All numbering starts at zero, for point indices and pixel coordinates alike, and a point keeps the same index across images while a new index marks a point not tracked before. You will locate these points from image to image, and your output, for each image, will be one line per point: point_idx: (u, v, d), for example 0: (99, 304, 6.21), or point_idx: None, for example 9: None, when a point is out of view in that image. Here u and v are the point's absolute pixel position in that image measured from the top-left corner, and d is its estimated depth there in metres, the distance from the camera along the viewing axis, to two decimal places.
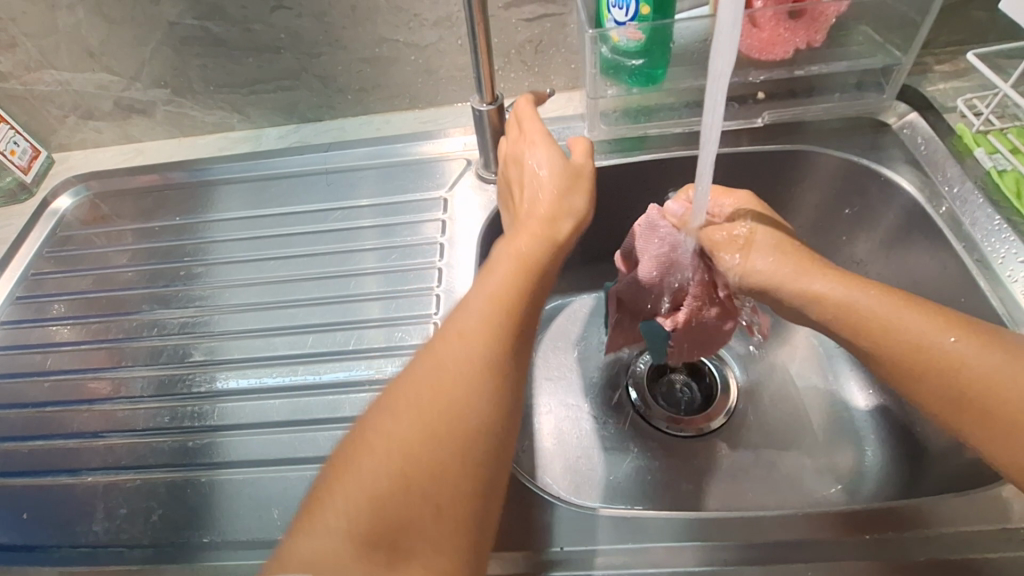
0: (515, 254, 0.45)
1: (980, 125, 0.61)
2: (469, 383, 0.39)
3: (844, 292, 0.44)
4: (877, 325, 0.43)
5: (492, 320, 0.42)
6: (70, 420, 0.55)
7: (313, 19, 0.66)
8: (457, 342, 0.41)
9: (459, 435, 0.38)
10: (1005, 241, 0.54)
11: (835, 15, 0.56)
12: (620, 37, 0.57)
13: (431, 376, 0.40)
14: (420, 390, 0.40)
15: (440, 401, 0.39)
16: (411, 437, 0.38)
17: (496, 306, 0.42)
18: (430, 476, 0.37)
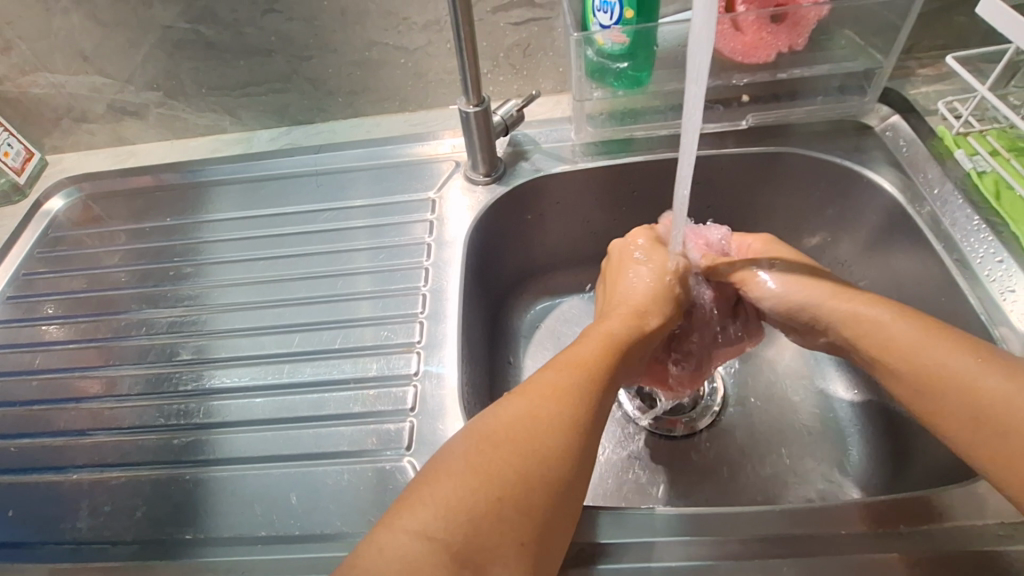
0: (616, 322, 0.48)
1: (960, 127, 0.61)
2: (564, 436, 0.40)
3: (875, 314, 0.46)
4: (900, 344, 0.44)
5: (599, 374, 0.43)
6: (57, 418, 0.56)
7: (303, 23, 0.67)
8: (568, 386, 0.42)
9: (555, 473, 0.38)
10: (983, 241, 0.55)
11: (816, 19, 0.57)
12: (605, 40, 0.58)
13: (530, 415, 0.40)
14: (517, 425, 0.40)
15: (546, 436, 0.39)
16: (511, 460, 0.38)
17: (602, 361, 0.44)
18: (521, 505, 0.36)
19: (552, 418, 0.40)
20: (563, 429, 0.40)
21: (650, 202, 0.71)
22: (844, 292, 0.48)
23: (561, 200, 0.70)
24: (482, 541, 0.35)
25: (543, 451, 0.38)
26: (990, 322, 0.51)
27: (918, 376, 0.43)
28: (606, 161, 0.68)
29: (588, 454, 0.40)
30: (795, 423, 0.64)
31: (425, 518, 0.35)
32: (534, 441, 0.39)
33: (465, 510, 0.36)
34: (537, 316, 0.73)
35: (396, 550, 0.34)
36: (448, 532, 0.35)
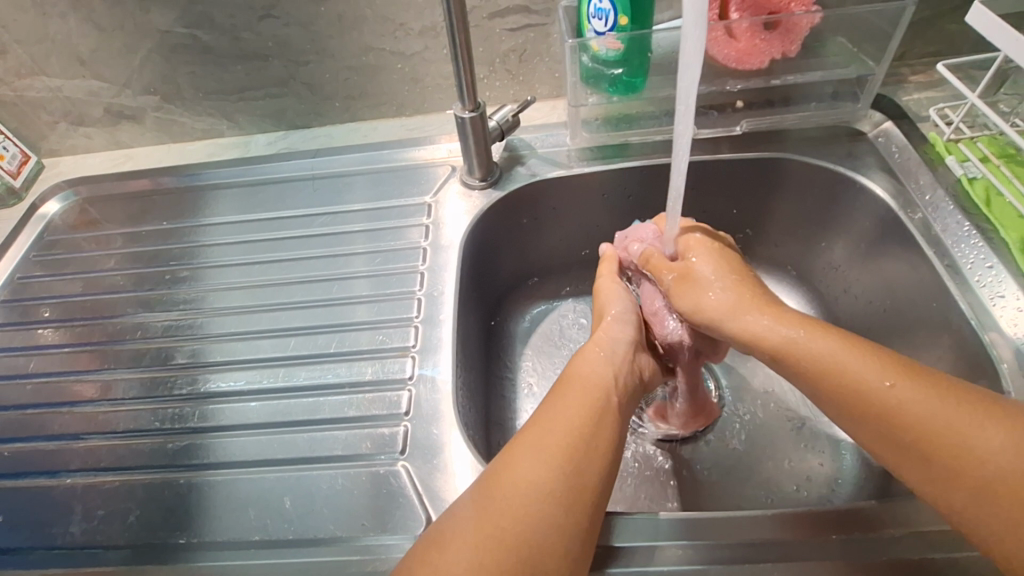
0: (580, 375, 0.46)
1: (951, 134, 0.62)
2: (549, 495, 0.38)
3: (797, 330, 0.44)
4: (828, 367, 0.41)
5: (557, 439, 0.41)
6: (51, 422, 0.56)
7: (300, 28, 0.67)
8: (525, 461, 0.40)
9: (520, 558, 0.36)
10: (973, 247, 0.56)
11: (809, 27, 0.58)
12: (600, 46, 0.59)
13: (512, 487, 0.38)
14: (502, 499, 0.38)
15: (503, 525, 0.37)
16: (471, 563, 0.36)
17: (563, 425, 0.41)
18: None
19: (512, 505, 0.38)
20: (523, 508, 0.37)
21: (646, 207, 0.71)
22: (763, 304, 0.46)
23: (557, 205, 0.70)
24: None
25: (504, 544, 0.36)
26: (981, 327, 0.51)
27: (852, 400, 0.40)
28: (602, 166, 0.68)
29: (560, 523, 0.37)
30: (789, 428, 0.64)
31: None
32: (492, 535, 0.37)
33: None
34: (534, 319, 0.74)
35: None
36: None
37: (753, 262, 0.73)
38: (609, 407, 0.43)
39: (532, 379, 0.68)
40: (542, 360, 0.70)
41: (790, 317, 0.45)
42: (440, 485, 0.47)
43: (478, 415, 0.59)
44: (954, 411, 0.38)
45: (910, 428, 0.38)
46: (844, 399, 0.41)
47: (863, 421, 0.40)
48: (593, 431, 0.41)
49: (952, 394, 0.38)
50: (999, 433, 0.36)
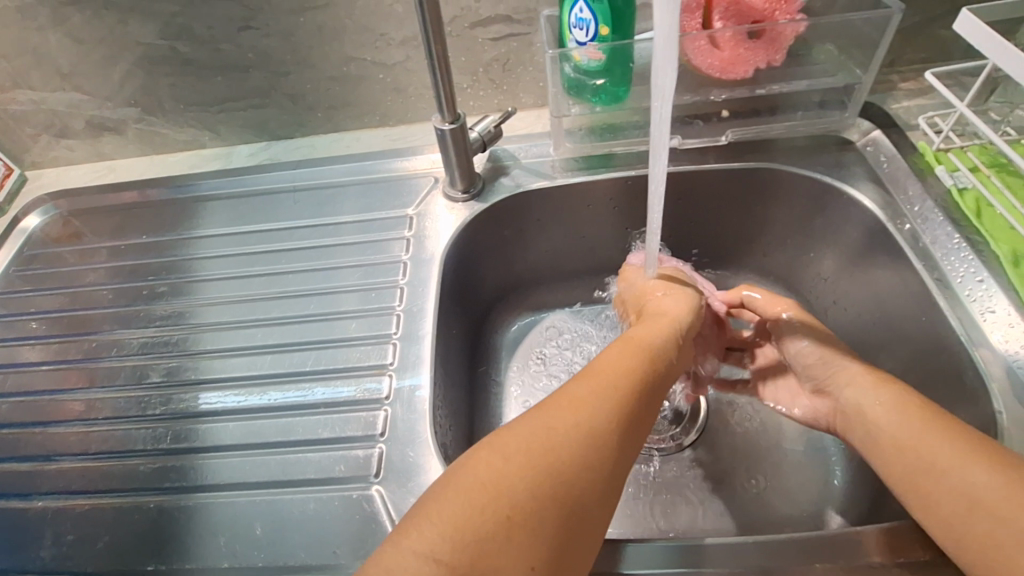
0: (638, 335, 0.46)
1: (940, 143, 0.61)
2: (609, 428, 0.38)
3: (875, 405, 0.45)
4: (890, 433, 0.43)
5: (620, 387, 0.40)
6: (23, 443, 0.55)
7: (280, 39, 0.66)
8: (589, 397, 0.39)
9: (571, 473, 0.35)
10: (963, 260, 0.54)
11: (793, 36, 0.57)
12: (581, 57, 0.58)
13: (580, 410, 0.38)
14: (565, 417, 0.38)
15: (558, 446, 0.36)
16: (522, 474, 0.34)
17: (625, 375, 0.41)
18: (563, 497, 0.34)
19: (576, 426, 0.37)
20: (582, 438, 0.37)
21: (633, 217, 0.70)
22: (845, 381, 0.48)
23: (541, 216, 0.69)
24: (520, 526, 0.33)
25: (557, 463, 0.35)
26: (970, 343, 0.50)
27: (910, 459, 0.41)
28: (587, 177, 0.67)
29: (612, 468, 0.37)
30: (777, 443, 0.63)
31: (460, 512, 0.33)
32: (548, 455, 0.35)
33: (466, 528, 0.32)
34: (520, 331, 0.73)
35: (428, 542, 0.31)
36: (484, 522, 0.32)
37: (742, 272, 0.72)
38: (662, 373, 0.43)
39: (518, 393, 0.67)
40: (528, 373, 0.69)
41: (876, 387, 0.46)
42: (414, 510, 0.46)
43: (458, 431, 0.59)
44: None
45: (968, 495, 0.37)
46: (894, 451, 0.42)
47: (909, 480, 0.40)
48: (648, 391, 0.41)
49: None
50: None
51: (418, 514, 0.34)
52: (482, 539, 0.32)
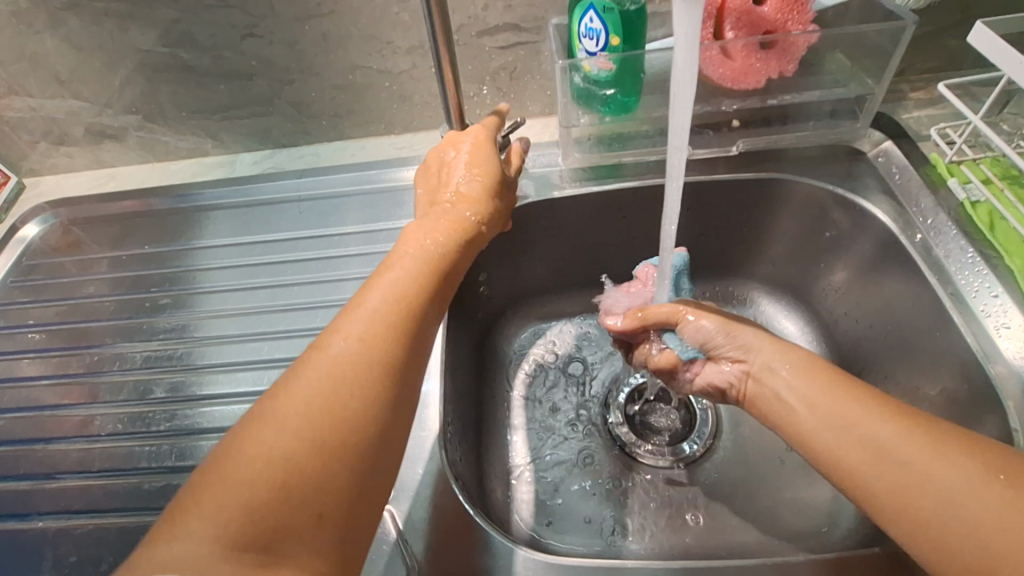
0: (436, 225, 0.48)
1: (953, 155, 0.60)
2: (390, 337, 0.38)
3: (775, 372, 0.45)
4: (787, 400, 0.43)
5: (378, 335, 0.38)
6: (23, 460, 0.54)
7: (284, 47, 0.65)
8: (342, 352, 0.37)
9: (354, 388, 0.36)
10: (978, 275, 0.54)
11: (805, 46, 0.56)
12: (591, 67, 0.57)
13: (371, 313, 0.39)
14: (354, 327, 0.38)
15: (348, 359, 0.37)
16: (304, 409, 0.34)
17: (380, 314, 0.39)
18: (355, 427, 0.35)
19: (363, 335, 0.38)
20: (366, 347, 0.37)
21: (641, 227, 0.69)
22: (744, 348, 0.47)
23: (549, 225, 0.68)
24: (310, 481, 0.33)
25: (348, 377, 0.36)
26: (986, 358, 0.50)
27: (812, 423, 0.41)
28: (596, 188, 0.66)
29: (382, 416, 0.36)
30: (787, 455, 0.62)
31: (242, 468, 0.33)
32: (313, 414, 0.34)
33: (256, 481, 0.32)
34: (525, 345, 0.72)
35: (214, 505, 0.31)
36: (269, 471, 0.32)
37: (750, 282, 0.72)
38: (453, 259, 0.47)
39: (527, 404, 0.67)
40: (534, 388, 0.68)
41: (776, 353, 0.45)
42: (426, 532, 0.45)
43: (467, 443, 0.59)
44: (908, 444, 0.37)
45: (864, 448, 0.38)
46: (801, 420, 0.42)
47: (813, 438, 0.41)
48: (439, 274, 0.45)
49: (927, 430, 0.38)
50: (964, 468, 0.35)
51: (222, 450, 0.34)
52: (273, 495, 0.32)
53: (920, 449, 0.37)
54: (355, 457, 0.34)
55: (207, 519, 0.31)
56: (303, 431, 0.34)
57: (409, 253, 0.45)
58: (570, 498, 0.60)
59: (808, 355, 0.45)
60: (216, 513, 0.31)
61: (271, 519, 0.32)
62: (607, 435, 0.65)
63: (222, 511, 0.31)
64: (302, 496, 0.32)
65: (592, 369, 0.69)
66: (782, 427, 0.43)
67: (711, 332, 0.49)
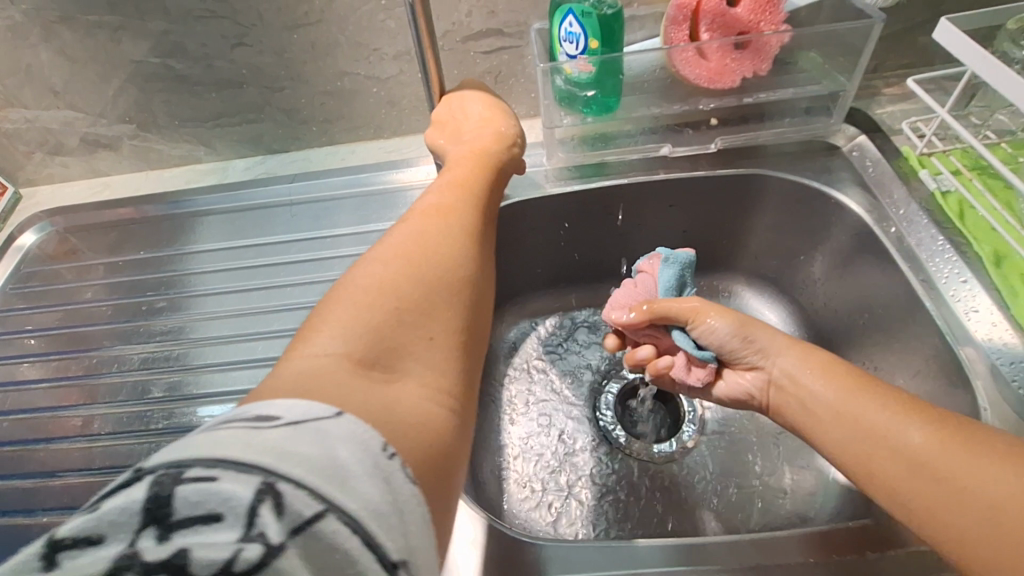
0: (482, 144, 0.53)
1: (923, 148, 0.62)
2: (471, 208, 0.44)
3: (799, 379, 0.45)
4: (817, 407, 0.44)
5: (460, 219, 0.42)
6: (27, 460, 0.55)
7: (273, 55, 0.67)
8: (431, 229, 0.40)
9: (453, 237, 0.40)
10: (947, 261, 0.56)
11: (778, 45, 0.58)
12: (572, 70, 0.59)
13: (450, 194, 0.45)
14: (441, 200, 0.44)
15: (449, 219, 0.42)
16: (411, 246, 0.38)
17: (455, 203, 0.44)
18: (457, 271, 0.38)
19: (450, 205, 0.44)
20: (456, 211, 0.43)
21: (627, 224, 0.71)
22: (765, 354, 0.48)
23: (536, 224, 0.70)
24: (424, 301, 0.36)
25: (447, 229, 0.41)
26: (954, 341, 0.51)
27: (840, 433, 0.42)
28: (580, 186, 0.68)
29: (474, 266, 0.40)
30: (772, 443, 0.64)
31: (359, 292, 0.35)
32: (416, 272, 0.37)
33: (369, 306, 0.34)
34: (515, 343, 0.74)
35: (335, 324, 0.33)
36: (384, 289, 0.35)
37: (734, 277, 0.73)
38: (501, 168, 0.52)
39: (520, 399, 0.69)
40: (527, 383, 0.70)
41: (799, 359, 0.46)
42: None
43: None
44: (946, 451, 0.37)
45: (895, 460, 0.39)
46: (831, 428, 0.42)
47: (842, 447, 0.41)
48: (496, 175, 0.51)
49: (959, 434, 0.38)
50: (999, 474, 0.35)
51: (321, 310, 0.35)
52: (392, 334, 0.33)
53: (953, 454, 0.37)
54: (457, 297, 0.37)
55: (331, 346, 0.31)
56: (411, 283, 0.36)
57: (468, 153, 0.52)
58: (564, 490, 0.62)
59: (837, 362, 0.45)
60: (339, 347, 0.31)
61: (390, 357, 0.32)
62: (598, 429, 0.66)
63: (347, 344, 0.32)
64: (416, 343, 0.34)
65: (586, 365, 0.71)
66: (813, 433, 0.44)
67: (728, 336, 0.50)
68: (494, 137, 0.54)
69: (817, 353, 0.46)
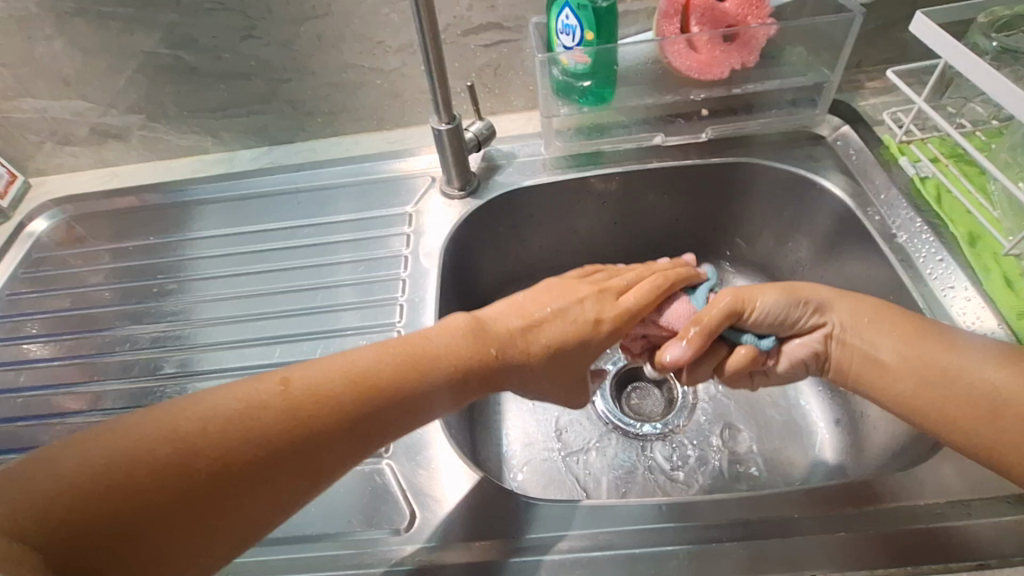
0: (554, 304, 0.47)
1: (903, 136, 0.65)
2: (369, 410, 0.40)
3: (856, 331, 0.47)
4: (886, 358, 0.45)
5: (335, 414, 0.39)
6: (41, 433, 0.57)
7: (280, 47, 0.69)
8: (293, 407, 0.38)
9: (295, 434, 0.38)
10: (925, 242, 0.59)
11: (765, 38, 0.61)
12: (568, 61, 0.62)
13: (389, 361, 0.42)
14: (367, 365, 0.41)
15: (322, 408, 0.39)
16: (258, 425, 0.37)
17: (338, 399, 0.39)
18: (258, 479, 0.37)
19: (357, 384, 0.40)
20: (341, 404, 0.39)
21: (622, 212, 0.73)
22: (820, 309, 0.49)
23: (535, 212, 0.72)
24: (200, 494, 0.36)
25: (299, 423, 0.38)
26: (932, 315, 0.54)
27: (907, 379, 0.44)
28: (575, 174, 0.70)
29: (286, 480, 0.38)
30: (760, 419, 0.66)
31: (184, 436, 0.36)
32: (204, 463, 0.36)
33: (167, 459, 0.36)
34: None
35: (143, 449, 0.36)
36: (195, 454, 0.36)
37: (726, 264, 0.76)
38: (517, 346, 0.45)
39: None
40: None
41: (853, 312, 0.48)
42: (424, 482, 0.49)
43: (461, 412, 0.63)
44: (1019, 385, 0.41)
45: (968, 398, 0.42)
46: (903, 376, 0.44)
47: (914, 395, 0.44)
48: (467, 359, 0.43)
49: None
50: None
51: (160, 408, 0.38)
52: (100, 506, 0.34)
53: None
54: (236, 501, 0.37)
55: (117, 462, 0.35)
56: (185, 464, 0.36)
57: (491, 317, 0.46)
58: (562, 463, 0.64)
59: (893, 310, 0.47)
60: (76, 479, 0.34)
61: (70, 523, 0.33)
62: (594, 407, 0.69)
63: (95, 471, 0.34)
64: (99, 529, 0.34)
65: None
66: (880, 386, 0.46)
67: (782, 310, 0.49)
68: (574, 312, 0.47)
69: (868, 301, 0.48)
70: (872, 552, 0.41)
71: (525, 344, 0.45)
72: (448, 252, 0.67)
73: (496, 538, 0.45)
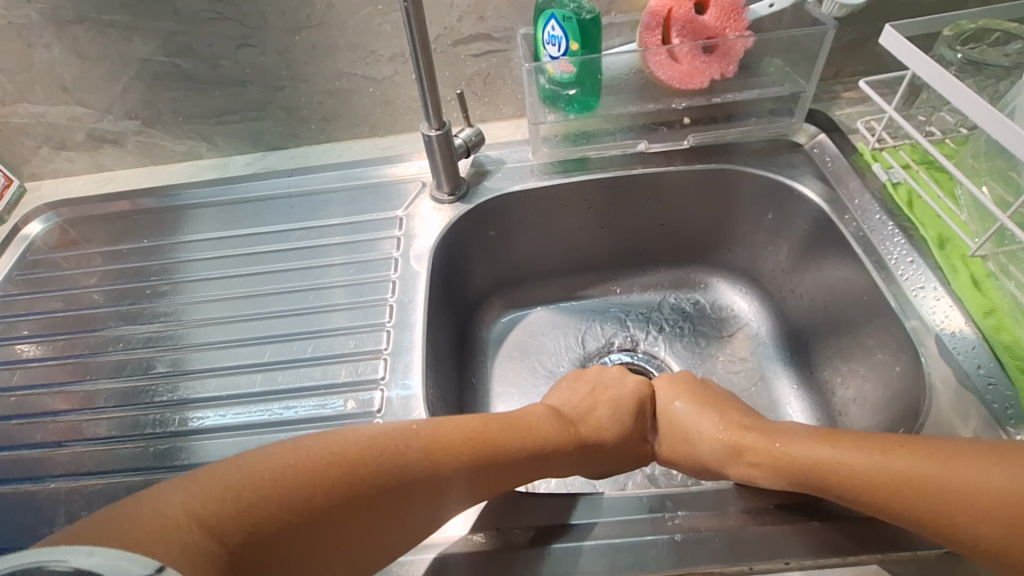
0: (605, 388, 0.54)
1: (875, 143, 0.68)
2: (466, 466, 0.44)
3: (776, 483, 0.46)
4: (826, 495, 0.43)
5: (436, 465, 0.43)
6: (35, 431, 0.58)
7: (276, 56, 0.71)
8: (407, 455, 0.43)
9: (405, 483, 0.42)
10: (897, 245, 0.61)
11: (743, 50, 0.63)
12: (555, 70, 0.64)
13: (477, 427, 0.47)
14: (463, 426, 0.47)
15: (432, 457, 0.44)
16: (383, 463, 0.42)
17: (440, 450, 0.44)
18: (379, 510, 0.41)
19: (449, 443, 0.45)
20: (444, 458, 0.44)
21: (607, 216, 0.75)
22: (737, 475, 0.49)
23: (522, 217, 0.74)
24: (329, 521, 0.39)
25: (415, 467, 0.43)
26: (902, 314, 0.56)
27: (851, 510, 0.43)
28: (562, 179, 0.72)
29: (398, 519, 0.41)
30: None
31: (323, 467, 0.40)
32: (335, 494, 0.40)
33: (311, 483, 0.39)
34: (503, 328, 0.78)
35: (289, 474, 0.39)
36: (329, 485, 0.40)
37: (708, 268, 0.78)
38: (585, 425, 0.51)
39: (506, 380, 0.73)
40: (513, 365, 0.74)
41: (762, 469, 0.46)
42: None
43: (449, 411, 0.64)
44: (956, 486, 0.38)
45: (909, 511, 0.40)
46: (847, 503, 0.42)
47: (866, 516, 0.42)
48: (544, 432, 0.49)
49: (955, 462, 0.39)
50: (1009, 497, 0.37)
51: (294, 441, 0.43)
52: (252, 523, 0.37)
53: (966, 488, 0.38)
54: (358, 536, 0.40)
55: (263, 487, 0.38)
56: (328, 487, 0.40)
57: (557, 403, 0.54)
58: None
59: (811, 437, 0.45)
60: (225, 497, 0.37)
61: (227, 531, 0.36)
62: None
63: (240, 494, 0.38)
64: (248, 546, 0.36)
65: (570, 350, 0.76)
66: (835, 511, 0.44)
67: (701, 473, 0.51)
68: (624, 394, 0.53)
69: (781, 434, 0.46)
70: (842, 540, 0.43)
71: (594, 419, 0.52)
72: (437, 254, 0.69)
73: (482, 531, 0.46)
